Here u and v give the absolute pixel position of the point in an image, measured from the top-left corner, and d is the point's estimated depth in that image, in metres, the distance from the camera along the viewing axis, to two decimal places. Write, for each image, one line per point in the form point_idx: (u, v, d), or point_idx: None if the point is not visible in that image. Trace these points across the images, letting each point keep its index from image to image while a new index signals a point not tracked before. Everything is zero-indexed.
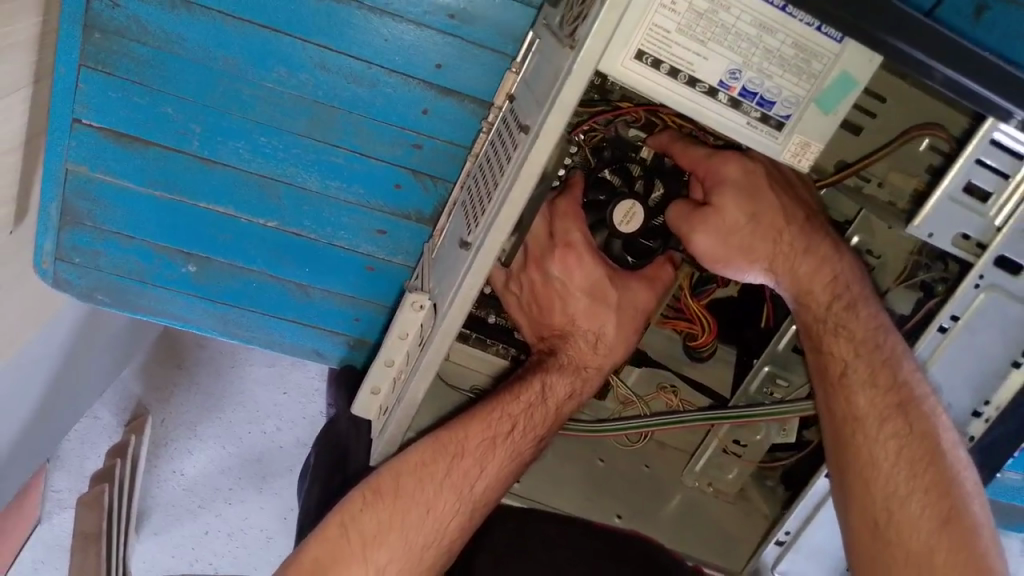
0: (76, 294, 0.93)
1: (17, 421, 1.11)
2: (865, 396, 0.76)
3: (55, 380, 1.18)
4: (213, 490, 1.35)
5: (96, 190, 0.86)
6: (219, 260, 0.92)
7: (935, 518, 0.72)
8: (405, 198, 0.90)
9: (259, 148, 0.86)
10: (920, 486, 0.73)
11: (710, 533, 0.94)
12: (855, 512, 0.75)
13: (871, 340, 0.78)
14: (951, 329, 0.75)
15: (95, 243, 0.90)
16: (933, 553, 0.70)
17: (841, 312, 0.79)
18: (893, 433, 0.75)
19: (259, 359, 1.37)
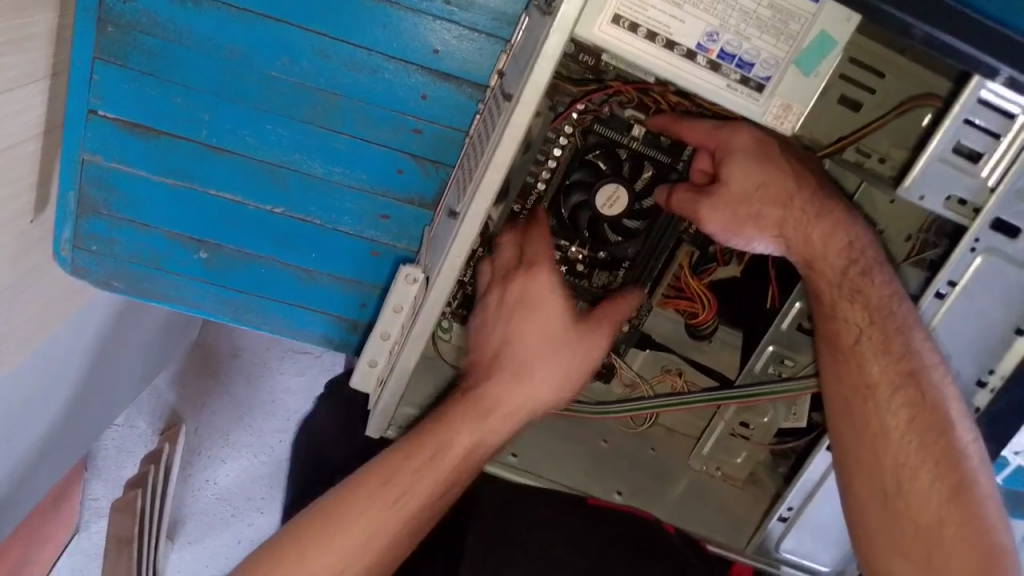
0: (94, 282, 0.95)
1: (54, 414, 1.17)
2: (879, 365, 0.77)
3: (91, 376, 1.24)
4: (245, 498, 1.43)
5: (111, 178, 0.89)
6: (229, 246, 0.94)
7: (944, 490, 0.75)
8: (407, 183, 0.92)
9: (264, 136, 0.88)
10: (929, 457, 0.75)
11: (715, 514, 0.94)
12: (861, 483, 0.76)
13: (876, 315, 0.77)
14: (948, 295, 0.75)
15: (112, 231, 0.92)
16: (942, 524, 0.73)
17: (859, 275, 0.78)
18: (904, 403, 0.77)
19: (288, 368, 1.41)
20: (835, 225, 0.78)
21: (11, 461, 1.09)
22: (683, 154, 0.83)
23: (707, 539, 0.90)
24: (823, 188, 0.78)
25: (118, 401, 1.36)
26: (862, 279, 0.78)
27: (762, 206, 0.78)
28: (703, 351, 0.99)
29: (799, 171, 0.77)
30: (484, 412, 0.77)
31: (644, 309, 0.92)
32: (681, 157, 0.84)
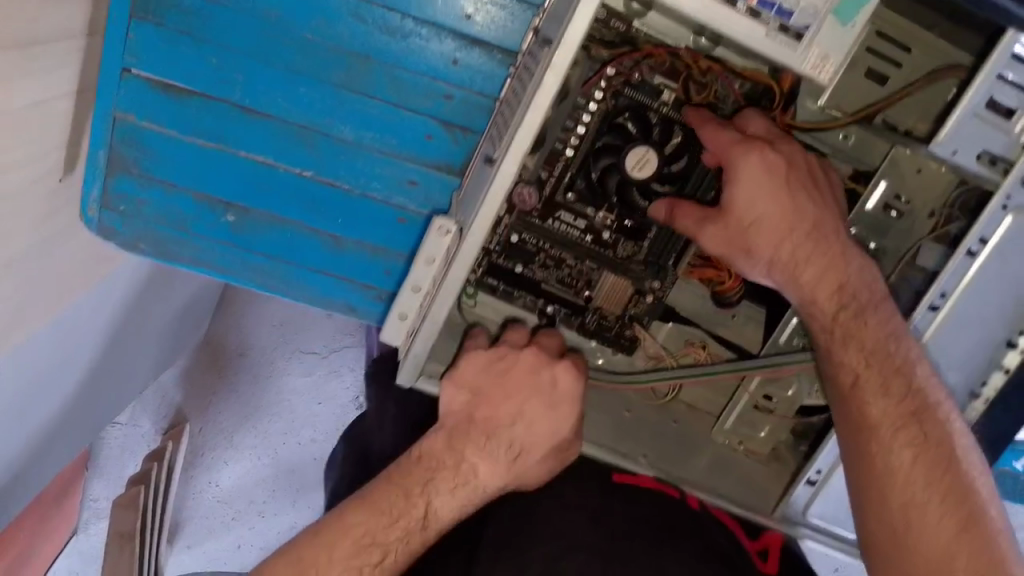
0: (121, 243, 0.95)
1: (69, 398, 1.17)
2: (884, 404, 0.78)
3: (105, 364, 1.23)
4: (246, 502, 1.46)
5: (143, 137, 0.90)
6: (257, 210, 0.94)
7: (953, 526, 0.72)
8: (436, 149, 0.92)
9: (297, 99, 0.89)
10: (938, 492, 0.74)
11: (738, 483, 0.95)
12: (873, 518, 0.76)
13: (873, 359, 0.79)
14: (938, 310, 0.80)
15: (140, 192, 0.93)
16: (951, 558, 0.71)
17: (851, 320, 0.80)
18: (908, 441, 0.76)
19: (295, 370, 1.46)
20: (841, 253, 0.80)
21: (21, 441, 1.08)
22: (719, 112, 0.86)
23: (731, 502, 0.92)
24: (819, 231, 0.80)
25: (130, 388, 1.36)
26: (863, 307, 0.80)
27: (757, 242, 0.81)
28: (730, 325, 0.99)
29: (800, 203, 0.79)
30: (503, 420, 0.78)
31: (666, 280, 0.94)
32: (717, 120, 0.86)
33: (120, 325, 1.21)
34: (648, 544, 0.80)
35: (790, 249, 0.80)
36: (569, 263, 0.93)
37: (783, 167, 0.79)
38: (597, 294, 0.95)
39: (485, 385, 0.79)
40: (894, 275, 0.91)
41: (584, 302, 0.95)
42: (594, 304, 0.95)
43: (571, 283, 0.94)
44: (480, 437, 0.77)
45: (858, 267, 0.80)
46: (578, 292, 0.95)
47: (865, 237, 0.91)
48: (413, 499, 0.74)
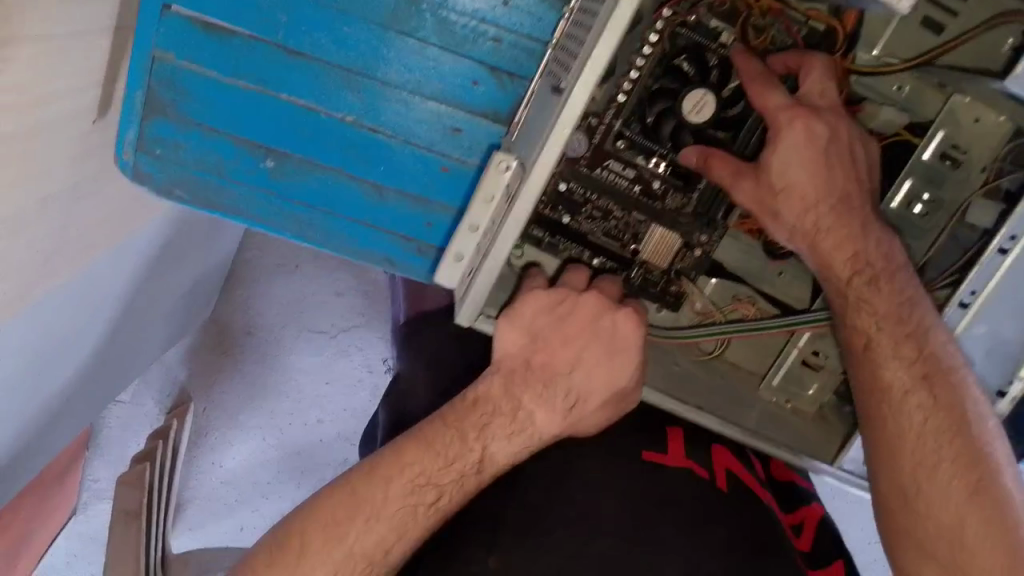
0: (156, 189, 0.92)
1: (86, 365, 1.14)
2: (894, 368, 0.80)
3: (124, 334, 1.20)
4: (253, 483, 1.43)
5: (181, 78, 0.87)
6: (297, 156, 0.92)
7: (964, 489, 0.74)
8: (482, 97, 0.89)
9: (340, 40, 0.86)
10: (948, 455, 0.76)
11: (781, 432, 0.93)
12: (882, 479, 0.79)
13: (896, 322, 0.81)
14: (969, 304, 0.82)
15: (177, 135, 0.90)
16: (962, 521, 0.73)
17: (864, 286, 0.82)
18: (919, 405, 0.78)
19: (304, 349, 1.43)
20: (863, 228, 0.83)
21: (39, 403, 1.05)
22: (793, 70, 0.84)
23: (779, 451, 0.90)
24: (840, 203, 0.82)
25: (140, 358, 1.31)
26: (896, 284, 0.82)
27: (781, 206, 0.82)
28: (775, 284, 0.97)
29: (832, 176, 0.82)
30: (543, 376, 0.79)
31: (715, 233, 0.92)
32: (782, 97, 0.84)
33: (136, 291, 1.16)
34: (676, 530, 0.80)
35: (812, 220, 0.82)
36: (616, 215, 0.89)
37: (823, 140, 0.81)
38: (645, 248, 0.91)
39: (544, 331, 0.79)
40: (943, 232, 0.90)
41: (630, 256, 0.92)
42: (640, 258, 0.92)
43: (617, 236, 0.91)
44: (539, 385, 0.78)
45: (878, 239, 0.83)
46: (625, 245, 0.91)
47: (918, 188, 0.89)
48: (469, 443, 0.77)
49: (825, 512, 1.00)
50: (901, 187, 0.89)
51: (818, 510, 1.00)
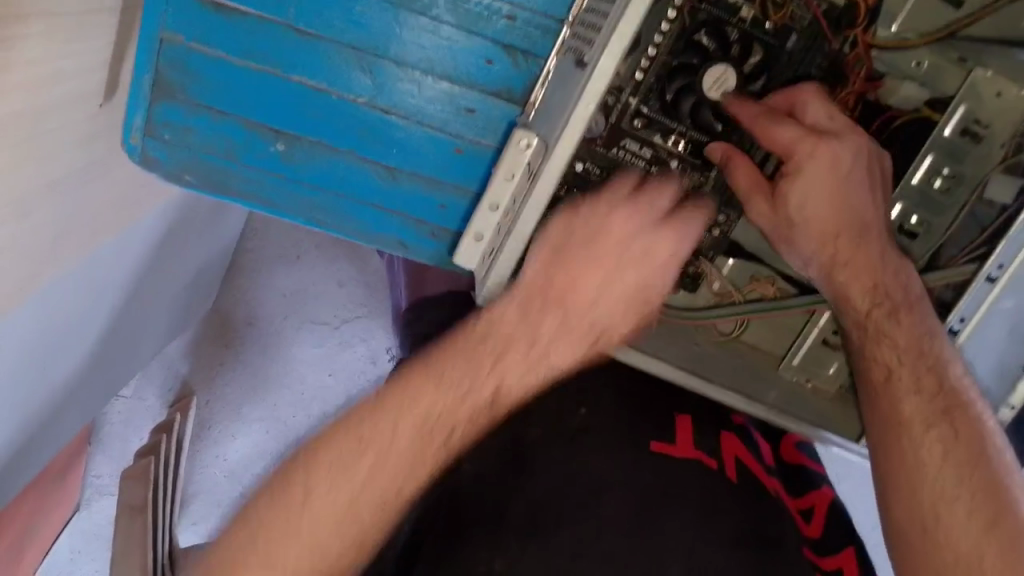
0: (165, 174, 0.91)
1: (86, 358, 1.11)
2: (913, 401, 0.76)
3: (124, 326, 1.17)
4: (254, 478, 1.41)
5: (189, 59, 0.85)
6: (308, 139, 0.90)
7: (982, 522, 0.70)
8: (496, 76, 0.87)
9: (353, 18, 0.84)
10: (966, 489, 0.71)
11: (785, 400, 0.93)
12: (900, 513, 0.74)
13: (920, 345, 0.79)
14: (961, 330, 0.81)
15: (186, 119, 0.88)
16: (981, 560, 0.68)
17: (884, 319, 0.80)
18: (939, 438, 0.74)
19: (307, 340, 1.41)
20: (880, 256, 0.80)
21: (42, 397, 1.03)
22: (812, 58, 0.85)
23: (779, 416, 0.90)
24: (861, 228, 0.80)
25: (143, 350, 1.29)
26: (913, 297, 0.81)
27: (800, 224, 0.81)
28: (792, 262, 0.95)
29: (851, 189, 0.80)
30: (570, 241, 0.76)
31: (733, 213, 0.90)
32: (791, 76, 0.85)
33: (140, 281, 1.15)
34: (696, 514, 0.79)
35: (831, 254, 0.80)
36: None
37: (846, 168, 0.79)
38: None
39: (573, 249, 0.76)
40: (964, 208, 0.89)
41: None
42: None
43: None
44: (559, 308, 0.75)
45: (895, 272, 0.81)
46: None
47: (939, 163, 0.88)
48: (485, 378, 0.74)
49: (836, 495, 1.00)
50: (922, 163, 0.88)
51: (829, 493, 1.00)
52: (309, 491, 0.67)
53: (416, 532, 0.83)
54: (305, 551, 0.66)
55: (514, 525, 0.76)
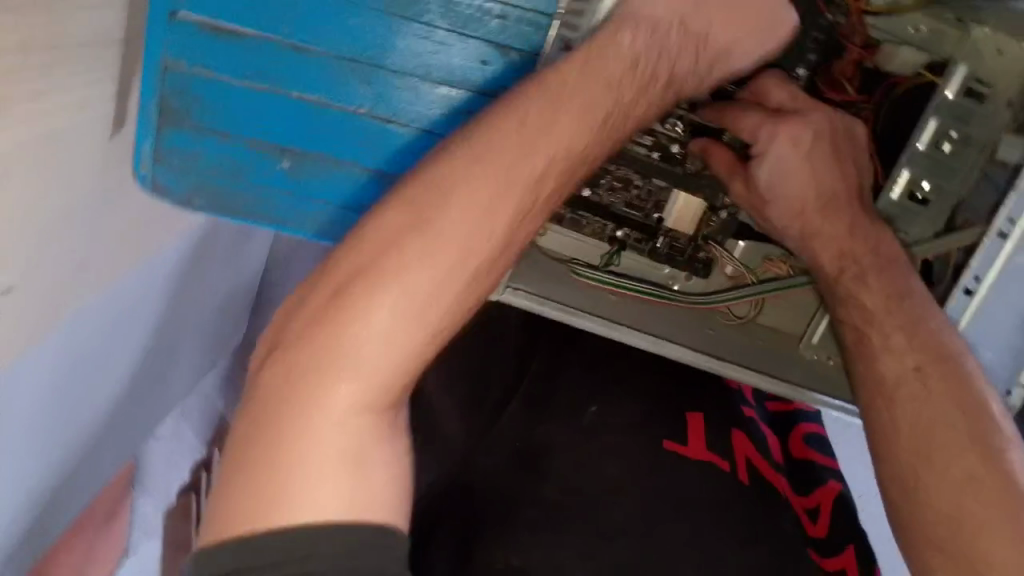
0: (174, 201, 0.94)
1: (118, 391, 1.13)
2: (888, 361, 0.78)
3: (153, 358, 1.19)
4: None
5: (194, 84, 0.88)
6: (313, 153, 0.92)
7: (960, 477, 0.68)
8: (492, 76, 0.87)
9: (348, 31, 0.85)
10: (941, 441, 0.71)
11: (781, 361, 0.91)
12: (886, 475, 0.73)
13: (892, 304, 0.80)
14: (975, 291, 0.79)
15: (194, 143, 0.91)
16: (960, 510, 0.67)
17: (851, 282, 0.84)
18: (911, 395, 0.74)
19: None
20: (849, 229, 0.85)
21: (78, 429, 1.05)
22: (807, 34, 0.88)
23: (769, 375, 0.88)
24: (831, 201, 0.85)
25: (174, 384, 1.31)
26: (891, 256, 0.84)
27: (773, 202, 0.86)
28: None
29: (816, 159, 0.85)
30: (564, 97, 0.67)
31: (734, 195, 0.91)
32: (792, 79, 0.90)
33: (166, 314, 1.17)
34: (708, 516, 0.85)
35: (802, 226, 0.86)
36: (637, 184, 0.90)
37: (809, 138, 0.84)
38: (668, 216, 0.92)
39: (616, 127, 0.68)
40: (978, 172, 0.87)
41: (655, 224, 0.92)
42: (665, 226, 0.92)
43: (640, 204, 0.92)
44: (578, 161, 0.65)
45: (864, 239, 0.84)
46: (648, 215, 0.92)
47: (945, 126, 0.87)
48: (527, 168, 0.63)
49: (843, 489, 1.08)
50: (927, 126, 0.87)
51: (835, 488, 1.07)
52: (344, 335, 0.59)
53: (428, 537, 0.87)
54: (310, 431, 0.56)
55: (527, 515, 0.81)
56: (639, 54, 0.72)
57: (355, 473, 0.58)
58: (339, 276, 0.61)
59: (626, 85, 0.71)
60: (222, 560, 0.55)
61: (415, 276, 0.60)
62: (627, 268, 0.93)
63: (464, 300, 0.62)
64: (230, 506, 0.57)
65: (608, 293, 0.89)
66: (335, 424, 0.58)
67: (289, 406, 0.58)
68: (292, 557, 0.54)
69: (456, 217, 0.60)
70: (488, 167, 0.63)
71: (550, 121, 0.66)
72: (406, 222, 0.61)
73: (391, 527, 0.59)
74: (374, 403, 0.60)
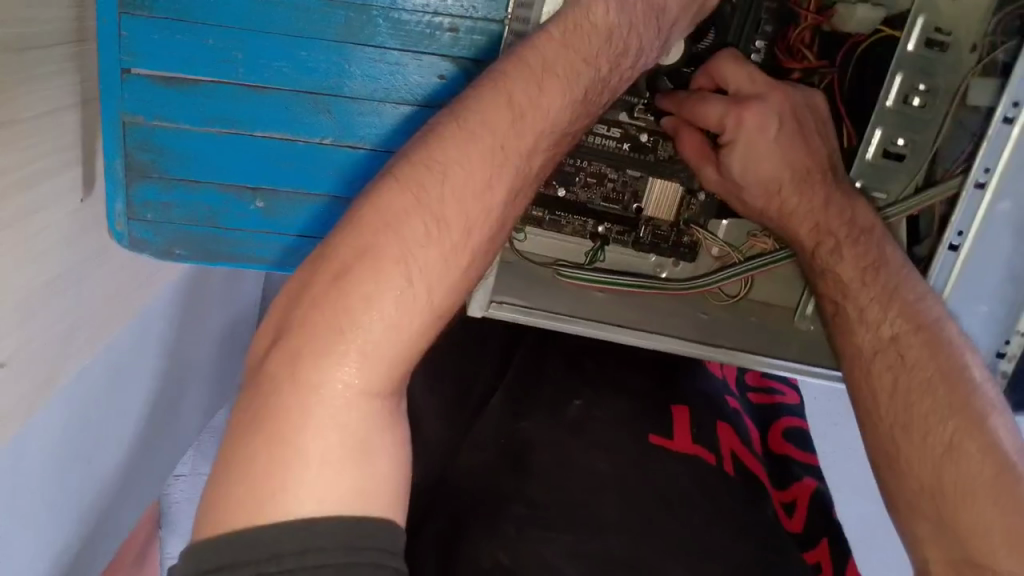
0: (154, 252, 0.93)
1: (124, 445, 1.12)
2: (865, 331, 0.78)
3: (156, 407, 1.18)
4: None
5: (156, 137, 0.88)
6: (284, 189, 0.91)
7: (941, 444, 0.69)
8: (450, 88, 0.86)
9: (302, 64, 0.85)
10: (921, 409, 0.71)
11: (775, 337, 0.91)
12: (878, 441, 0.74)
13: (868, 275, 0.80)
14: (962, 246, 0.77)
15: (165, 195, 0.91)
16: (941, 479, 0.68)
17: (828, 254, 0.82)
18: (886, 365, 0.75)
19: None
20: (825, 201, 0.83)
21: (87, 490, 1.04)
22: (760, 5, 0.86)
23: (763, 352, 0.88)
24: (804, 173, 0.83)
25: (181, 428, 1.29)
26: (866, 226, 0.82)
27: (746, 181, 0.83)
28: None
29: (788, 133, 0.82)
30: (548, 68, 0.59)
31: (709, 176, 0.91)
32: (751, 53, 0.88)
33: (164, 362, 1.17)
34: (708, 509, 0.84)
35: (780, 207, 0.84)
36: (611, 177, 0.90)
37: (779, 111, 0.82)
38: (647, 204, 0.91)
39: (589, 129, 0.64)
40: (947, 118, 0.86)
41: (635, 215, 0.92)
42: (645, 216, 0.92)
43: (617, 197, 0.91)
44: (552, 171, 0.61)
45: (839, 211, 0.82)
46: (627, 206, 0.92)
47: (912, 80, 0.86)
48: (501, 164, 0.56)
49: (820, 485, 1.08)
50: (893, 82, 0.86)
51: (811, 484, 1.08)
52: (356, 317, 0.52)
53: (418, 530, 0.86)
54: (299, 471, 0.49)
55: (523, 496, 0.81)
56: (615, 26, 0.64)
57: (364, 462, 0.52)
58: (343, 257, 0.53)
59: (605, 59, 0.63)
60: (217, 557, 0.47)
61: (426, 256, 0.53)
62: (615, 262, 0.94)
63: (461, 292, 0.56)
64: (227, 504, 0.49)
65: (594, 291, 0.89)
66: (342, 409, 0.51)
67: (298, 387, 0.51)
68: (295, 551, 0.47)
69: (422, 232, 0.53)
70: (488, 141, 0.56)
71: (537, 96, 0.58)
72: (411, 201, 0.53)
73: (393, 521, 0.52)
74: (382, 386, 0.53)
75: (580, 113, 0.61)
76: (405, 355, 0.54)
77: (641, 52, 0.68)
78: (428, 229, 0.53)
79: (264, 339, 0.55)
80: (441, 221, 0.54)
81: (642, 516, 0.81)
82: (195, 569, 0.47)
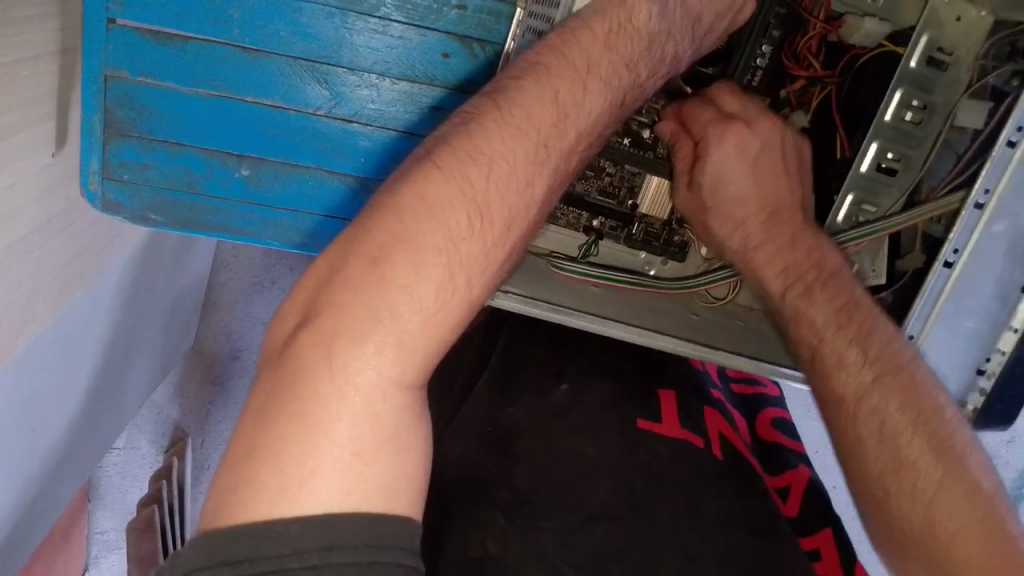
0: (130, 216, 0.89)
1: (69, 425, 1.05)
2: (845, 375, 0.76)
3: (109, 376, 1.11)
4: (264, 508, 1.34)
5: (138, 95, 0.84)
6: (271, 159, 0.88)
7: (928, 488, 0.69)
8: (454, 69, 0.84)
9: (300, 30, 0.81)
10: (913, 453, 0.71)
11: (759, 338, 0.91)
12: (867, 460, 0.74)
13: (842, 318, 0.78)
14: (956, 263, 0.79)
15: (143, 155, 0.87)
16: (932, 522, 0.68)
17: (798, 297, 0.81)
18: (872, 410, 0.74)
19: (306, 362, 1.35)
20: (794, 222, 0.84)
21: (34, 459, 0.98)
22: (769, 10, 0.86)
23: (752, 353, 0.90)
24: (779, 214, 0.84)
25: (124, 413, 1.22)
26: (832, 270, 0.81)
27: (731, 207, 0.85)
28: None
29: (766, 160, 0.85)
30: (591, 68, 0.60)
31: None
32: (756, 58, 0.89)
33: (119, 329, 1.10)
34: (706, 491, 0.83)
35: (743, 237, 0.85)
36: (609, 171, 0.91)
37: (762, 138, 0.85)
38: (642, 202, 0.92)
39: (616, 125, 0.65)
40: (939, 138, 0.88)
41: (630, 211, 0.93)
42: (640, 213, 0.93)
43: (614, 192, 0.92)
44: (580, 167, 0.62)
45: (809, 250, 0.82)
46: (622, 202, 0.93)
47: (910, 95, 0.88)
48: (544, 162, 0.57)
49: (811, 472, 1.09)
50: (892, 97, 0.88)
51: (805, 472, 1.09)
52: (392, 305, 0.50)
53: None
54: (323, 459, 0.47)
55: (513, 485, 0.79)
56: (655, 32, 0.66)
57: (391, 455, 0.49)
58: (380, 241, 0.50)
59: (644, 64, 0.65)
60: (234, 550, 0.44)
61: (468, 249, 0.53)
62: (605, 257, 0.94)
63: (491, 281, 0.56)
64: (245, 489, 0.46)
65: (589, 285, 0.89)
66: (373, 398, 0.49)
67: (330, 372, 0.48)
68: (318, 547, 0.45)
69: (468, 220, 0.52)
70: (533, 137, 0.56)
71: (581, 96, 0.59)
72: (456, 191, 0.52)
73: (413, 518, 0.50)
74: (413, 378, 0.51)
75: (615, 114, 0.63)
76: (434, 347, 0.52)
77: (667, 51, 0.68)
78: (471, 221, 0.53)
79: (286, 320, 0.52)
80: (483, 214, 0.54)
81: (631, 502, 0.78)
82: (208, 561, 0.44)
